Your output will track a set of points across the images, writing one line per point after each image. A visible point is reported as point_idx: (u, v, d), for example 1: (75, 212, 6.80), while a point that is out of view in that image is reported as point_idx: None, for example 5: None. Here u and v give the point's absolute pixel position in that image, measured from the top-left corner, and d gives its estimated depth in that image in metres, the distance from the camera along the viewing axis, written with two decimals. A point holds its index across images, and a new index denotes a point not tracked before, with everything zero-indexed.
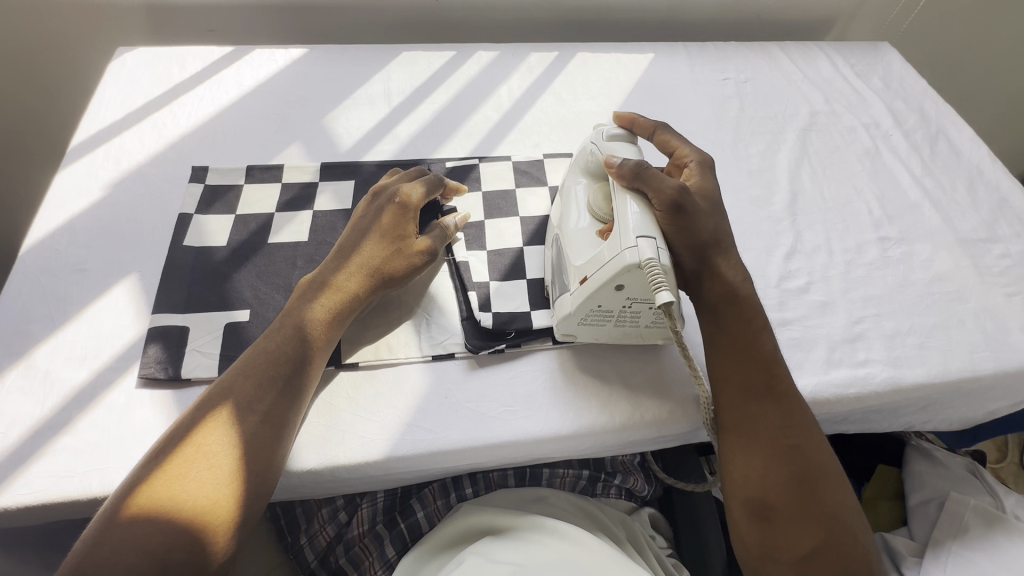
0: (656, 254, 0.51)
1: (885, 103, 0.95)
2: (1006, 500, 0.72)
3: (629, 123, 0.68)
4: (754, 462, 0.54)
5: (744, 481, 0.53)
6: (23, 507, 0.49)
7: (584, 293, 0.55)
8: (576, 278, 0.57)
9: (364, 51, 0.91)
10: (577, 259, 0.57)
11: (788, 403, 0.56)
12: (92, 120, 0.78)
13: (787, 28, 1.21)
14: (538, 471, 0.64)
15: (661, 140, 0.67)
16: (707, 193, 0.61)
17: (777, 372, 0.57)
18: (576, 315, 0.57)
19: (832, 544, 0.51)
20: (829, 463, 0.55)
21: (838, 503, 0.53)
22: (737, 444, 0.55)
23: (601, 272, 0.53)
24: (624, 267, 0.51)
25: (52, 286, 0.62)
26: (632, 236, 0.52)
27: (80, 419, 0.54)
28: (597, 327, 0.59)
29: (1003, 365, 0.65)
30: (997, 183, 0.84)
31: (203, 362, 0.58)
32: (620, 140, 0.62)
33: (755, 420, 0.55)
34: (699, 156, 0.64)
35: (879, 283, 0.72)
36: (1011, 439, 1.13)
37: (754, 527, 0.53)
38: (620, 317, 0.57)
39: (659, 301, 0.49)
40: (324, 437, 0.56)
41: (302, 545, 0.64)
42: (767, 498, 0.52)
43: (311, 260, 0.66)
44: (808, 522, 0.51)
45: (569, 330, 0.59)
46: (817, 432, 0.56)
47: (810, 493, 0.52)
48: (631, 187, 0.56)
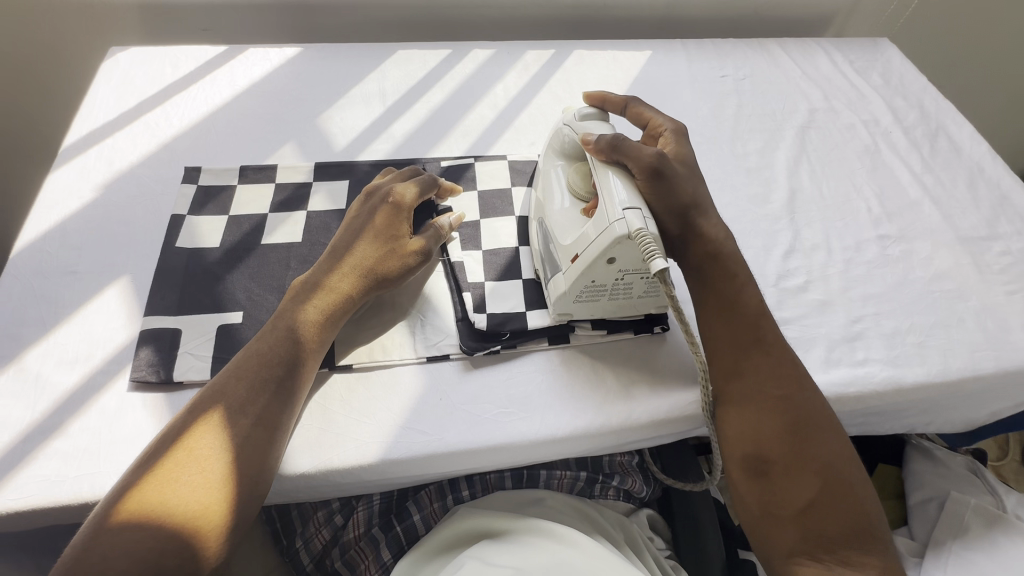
0: (644, 224, 0.51)
1: (885, 100, 0.94)
2: (1008, 499, 0.71)
3: (600, 102, 0.67)
4: (748, 418, 0.54)
5: (739, 440, 0.54)
6: (12, 513, 0.49)
7: (577, 271, 0.55)
8: (566, 257, 0.57)
9: (359, 50, 0.90)
10: (565, 237, 0.58)
11: (778, 355, 0.56)
12: (85, 121, 0.77)
13: (786, 25, 1.20)
14: (536, 472, 0.63)
15: (634, 113, 0.67)
16: (684, 158, 0.62)
17: (764, 326, 0.58)
18: (571, 293, 0.57)
19: (830, 495, 0.51)
20: (825, 413, 0.55)
21: (835, 454, 0.53)
22: (731, 403, 0.55)
23: (593, 248, 0.53)
24: (614, 240, 0.51)
25: (43, 289, 0.62)
26: (618, 207, 0.52)
27: (70, 423, 0.53)
28: (592, 302, 0.59)
29: (1005, 364, 0.65)
30: (997, 180, 0.84)
31: (195, 365, 0.57)
32: (592, 119, 0.62)
33: (747, 376, 0.55)
34: (673, 125, 0.65)
35: (878, 281, 0.71)
36: (1012, 436, 1.12)
37: (751, 484, 0.53)
38: (613, 291, 0.58)
39: (653, 268, 0.48)
40: (318, 439, 0.55)
41: (298, 548, 0.64)
42: (762, 453, 0.53)
43: (305, 261, 0.65)
44: (804, 474, 0.52)
45: (565, 308, 0.60)
46: (810, 383, 0.56)
47: (805, 445, 0.53)
48: (610, 160, 0.56)
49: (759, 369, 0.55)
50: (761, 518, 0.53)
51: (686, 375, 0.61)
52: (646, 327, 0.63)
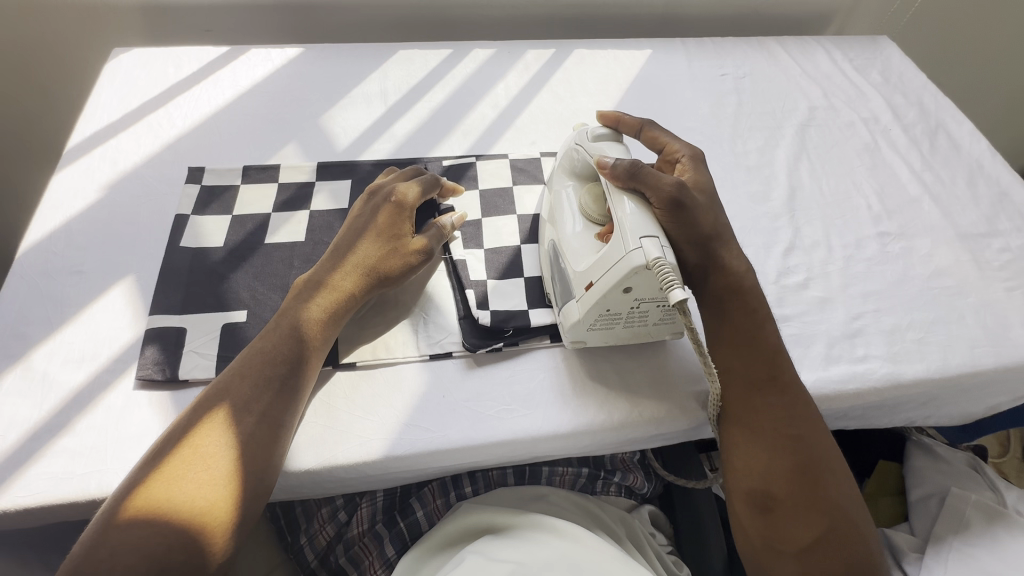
0: (662, 253, 0.50)
1: (884, 98, 0.94)
2: (1009, 494, 0.72)
3: (614, 123, 0.67)
4: (756, 454, 0.54)
5: (745, 475, 0.54)
6: (21, 510, 0.49)
7: (592, 300, 0.55)
8: (582, 284, 0.56)
9: (360, 50, 0.91)
10: (580, 264, 0.57)
11: (792, 394, 0.56)
12: (89, 121, 0.78)
13: (786, 23, 1.20)
14: (537, 469, 0.64)
15: (649, 137, 0.67)
16: (703, 186, 0.62)
17: (780, 363, 0.57)
18: (586, 321, 0.57)
19: (834, 534, 0.51)
20: (833, 454, 0.55)
21: (840, 494, 0.53)
22: (740, 438, 0.55)
23: (609, 276, 0.53)
24: (632, 270, 0.51)
25: (48, 288, 0.62)
26: (635, 237, 0.51)
27: (77, 420, 0.54)
28: (607, 329, 0.59)
29: (1004, 360, 0.65)
30: (997, 177, 0.84)
31: (200, 363, 0.58)
32: (605, 139, 0.62)
33: (759, 413, 0.55)
34: (690, 151, 0.65)
35: (877, 278, 0.72)
36: (1013, 433, 1.12)
37: (755, 520, 0.53)
38: (629, 318, 0.57)
39: (675, 299, 0.47)
40: (322, 437, 0.55)
41: (302, 545, 0.64)
42: (769, 490, 0.53)
43: (308, 260, 0.66)
44: (809, 512, 0.52)
45: (578, 336, 0.59)
46: (820, 424, 0.56)
47: (813, 485, 0.53)
48: (626, 188, 0.56)
49: (769, 409, 0.55)
50: (762, 552, 0.53)
51: (690, 373, 0.62)
52: None
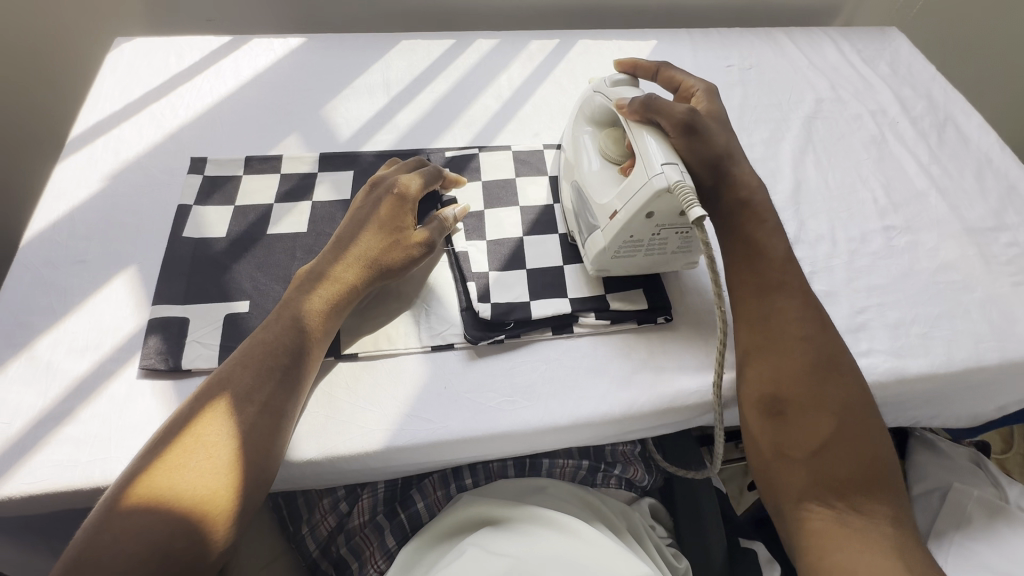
0: (682, 177, 0.52)
1: (892, 90, 0.93)
2: (1010, 491, 0.72)
3: (632, 68, 0.70)
4: (769, 360, 0.55)
5: (758, 380, 0.55)
6: (27, 497, 0.50)
7: (617, 226, 0.57)
8: (604, 214, 0.59)
9: (364, 40, 0.90)
10: (602, 197, 0.60)
11: (802, 298, 0.58)
12: (92, 111, 0.78)
13: (794, 14, 1.19)
14: (538, 462, 0.65)
15: (665, 77, 0.69)
16: (716, 115, 0.66)
17: (790, 272, 0.60)
18: (610, 248, 0.60)
19: (845, 437, 0.52)
20: (844, 358, 0.56)
21: (853, 399, 0.54)
22: (755, 342, 0.57)
23: (632, 202, 0.55)
24: (655, 194, 0.53)
25: (52, 278, 0.62)
26: (656, 163, 0.53)
27: (82, 409, 0.54)
28: (629, 256, 0.62)
29: (1009, 355, 0.65)
30: (1006, 171, 0.83)
31: (203, 353, 0.58)
32: (623, 85, 0.64)
33: (771, 320, 0.57)
34: (704, 86, 0.68)
35: (882, 272, 0.71)
36: (1017, 430, 1.12)
37: (766, 424, 0.54)
38: (649, 244, 0.60)
39: (694, 216, 0.49)
40: (324, 427, 0.56)
41: (304, 535, 0.65)
42: (781, 393, 0.54)
43: (310, 251, 0.66)
44: (820, 415, 0.53)
45: (603, 264, 0.62)
46: (832, 331, 0.57)
47: (824, 386, 0.54)
48: (643, 120, 0.58)
49: (779, 315, 0.57)
50: (773, 459, 0.54)
51: (687, 368, 0.61)
52: (650, 317, 0.64)
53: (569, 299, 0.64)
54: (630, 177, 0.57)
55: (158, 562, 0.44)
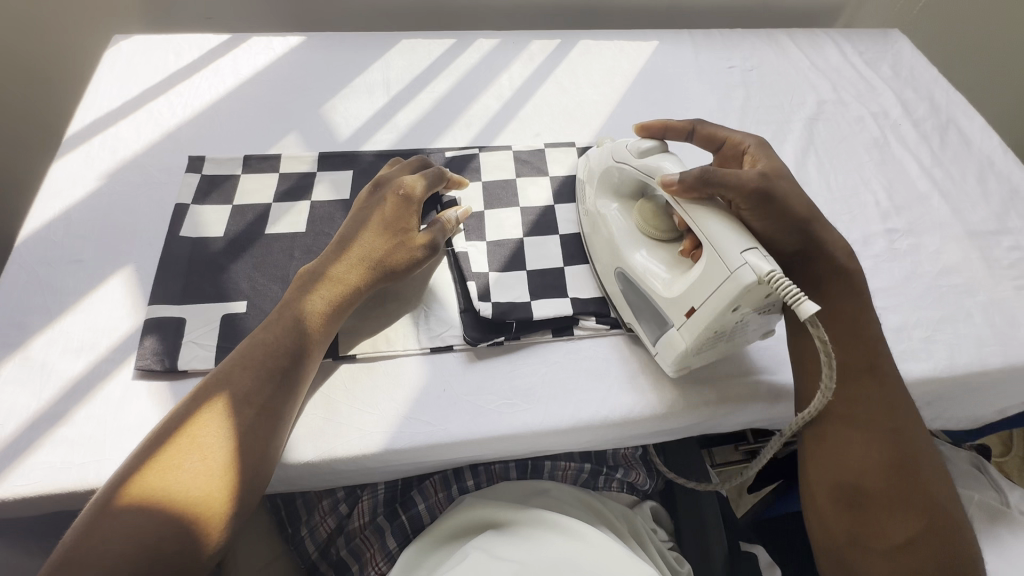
0: (770, 264, 0.48)
1: (895, 92, 0.93)
2: (1012, 494, 0.71)
3: (661, 130, 0.66)
4: (847, 448, 0.54)
5: (836, 468, 0.53)
6: (20, 499, 0.49)
7: (699, 325, 0.52)
8: (679, 311, 0.53)
9: (364, 39, 0.89)
10: (674, 290, 0.54)
11: (890, 387, 0.55)
12: (89, 109, 0.77)
13: (794, 15, 1.18)
14: (540, 463, 0.64)
15: (703, 136, 0.66)
16: (779, 171, 0.61)
17: (878, 354, 0.57)
18: (694, 347, 0.54)
19: (930, 533, 0.51)
20: (927, 445, 0.54)
21: (936, 490, 0.53)
22: (832, 428, 0.55)
23: (715, 299, 0.50)
24: (744, 289, 0.48)
25: (47, 277, 0.62)
26: (735, 252, 0.49)
27: (76, 410, 0.54)
28: (709, 349, 0.56)
29: (1011, 359, 0.64)
30: (1008, 174, 0.83)
31: (199, 354, 0.57)
32: (655, 151, 0.60)
33: (854, 407, 0.55)
34: (751, 139, 0.65)
35: (885, 275, 0.71)
36: (1016, 433, 1.12)
37: (841, 514, 0.53)
38: (729, 334, 0.55)
39: (806, 313, 0.44)
40: (321, 429, 0.55)
41: (303, 537, 0.64)
42: (859, 484, 0.52)
43: (309, 251, 0.65)
44: (903, 510, 0.51)
45: (684, 362, 0.56)
46: (915, 415, 0.55)
47: (907, 478, 0.52)
48: (702, 199, 0.53)
49: (865, 401, 0.55)
50: (847, 549, 0.53)
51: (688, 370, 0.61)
52: None
53: (570, 299, 0.64)
54: (702, 267, 0.52)
55: (148, 563, 0.43)
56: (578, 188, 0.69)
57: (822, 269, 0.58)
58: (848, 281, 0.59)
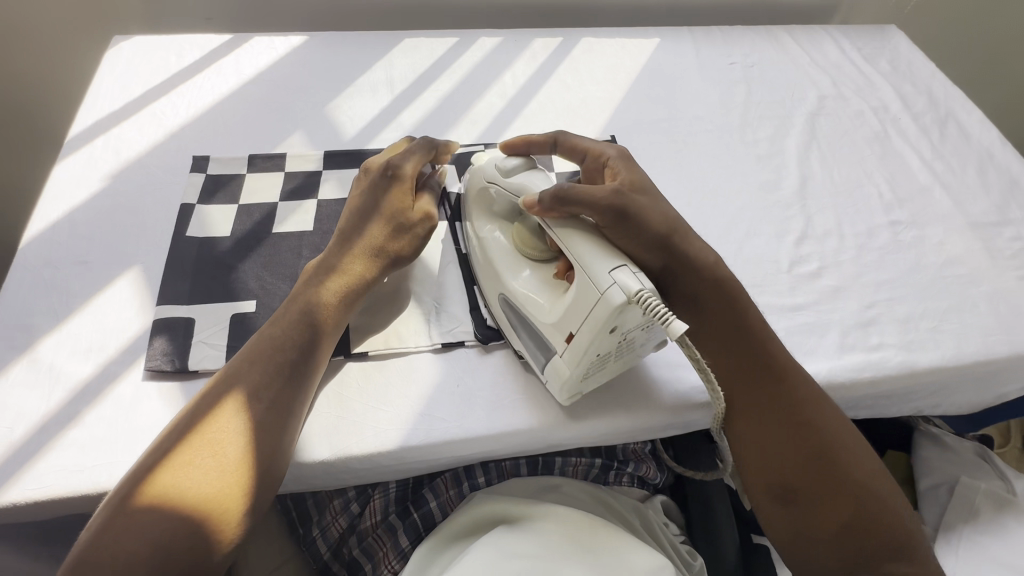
0: (639, 282, 0.47)
1: (893, 87, 0.93)
2: (1017, 482, 0.72)
3: (524, 147, 0.63)
4: (766, 449, 0.53)
5: (761, 469, 0.53)
6: (32, 502, 0.48)
7: (577, 350, 0.50)
8: (559, 336, 0.52)
9: (366, 38, 0.89)
10: (550, 316, 0.53)
11: (792, 380, 0.55)
12: (91, 109, 0.76)
13: (792, 12, 1.19)
14: (551, 459, 0.63)
15: (566, 149, 0.63)
16: (641, 184, 0.59)
17: (773, 352, 0.56)
18: (577, 374, 0.52)
19: (862, 515, 0.51)
20: (844, 428, 0.54)
21: (861, 472, 0.52)
22: (747, 431, 0.54)
23: (588, 321, 0.49)
24: (614, 310, 0.46)
25: (52, 279, 0.61)
26: (603, 272, 0.48)
27: (87, 412, 0.53)
28: (597, 373, 0.54)
29: (1017, 348, 0.65)
30: (1008, 166, 0.84)
31: (210, 354, 0.57)
32: (519, 171, 0.59)
33: (760, 408, 0.54)
34: (615, 150, 0.61)
35: (890, 267, 0.71)
36: (1014, 423, 1.14)
37: (777, 510, 0.53)
38: (618, 353, 0.53)
39: (676, 332, 0.44)
40: (335, 427, 0.55)
41: (314, 537, 0.63)
42: (786, 481, 0.52)
43: (317, 250, 0.65)
44: (833, 499, 0.51)
45: (573, 390, 0.54)
46: (825, 403, 0.55)
47: (830, 466, 0.52)
48: (564, 216, 0.52)
49: (774, 400, 0.54)
50: (791, 543, 0.52)
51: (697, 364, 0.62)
52: None
53: None
54: (574, 291, 0.50)
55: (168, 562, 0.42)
56: (464, 207, 0.68)
57: (691, 279, 0.57)
58: (720, 289, 0.57)
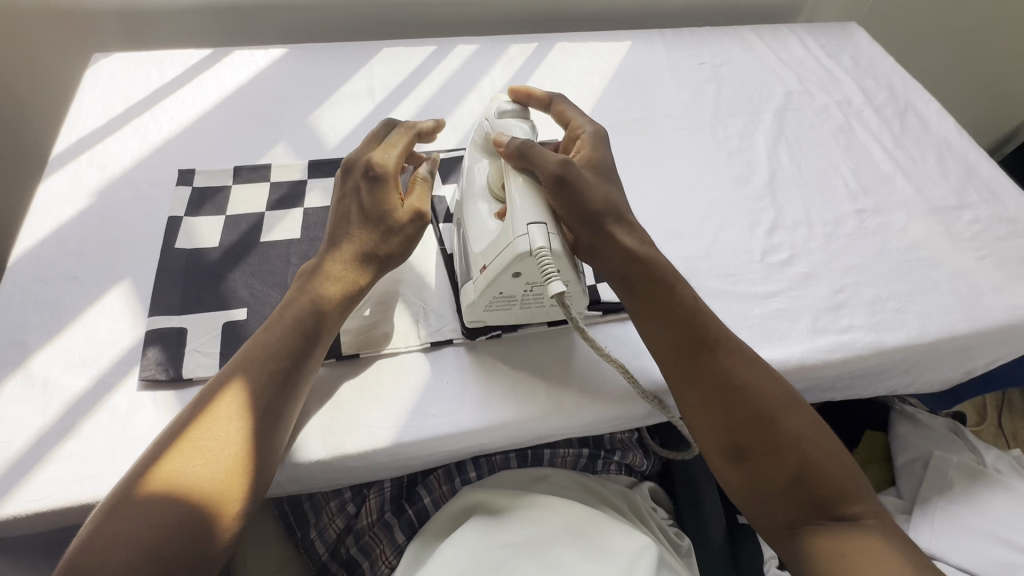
0: (547, 241, 0.52)
1: (855, 81, 0.98)
2: (986, 454, 0.76)
3: (525, 97, 0.68)
4: (712, 411, 0.54)
5: (712, 432, 0.54)
6: (31, 514, 0.49)
7: (485, 282, 0.56)
8: (477, 267, 0.58)
9: (345, 49, 0.91)
10: (477, 246, 0.58)
11: (729, 346, 0.56)
12: (74, 127, 0.77)
13: (759, 13, 1.24)
14: (540, 452, 0.66)
15: (557, 112, 0.67)
16: (596, 163, 0.61)
17: (708, 323, 0.57)
18: (480, 303, 0.58)
19: (809, 465, 0.51)
20: (777, 383, 0.55)
21: (801, 425, 0.53)
22: (693, 397, 0.55)
23: (497, 260, 0.54)
24: (516, 256, 0.52)
25: (42, 295, 0.62)
26: (522, 222, 0.53)
27: (83, 424, 0.54)
28: (504, 311, 0.60)
29: (977, 324, 0.68)
30: (965, 153, 0.88)
31: (203, 362, 0.58)
32: (511, 116, 0.64)
33: (705, 374, 0.55)
34: (591, 129, 0.65)
35: (857, 252, 0.75)
36: (988, 401, 1.18)
37: (733, 470, 0.53)
38: (524, 300, 0.58)
39: (551, 291, 0.50)
40: (329, 428, 0.56)
41: (313, 539, 0.64)
42: (736, 440, 0.53)
43: (305, 256, 0.66)
44: (781, 453, 0.52)
45: (477, 315, 0.60)
46: (760, 362, 0.56)
47: (772, 422, 0.53)
48: (520, 167, 0.57)
49: (709, 372, 0.55)
50: (750, 499, 0.52)
51: None
52: None
53: None
54: (499, 231, 0.56)
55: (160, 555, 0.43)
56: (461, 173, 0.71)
57: (616, 250, 0.57)
58: (655, 268, 0.58)
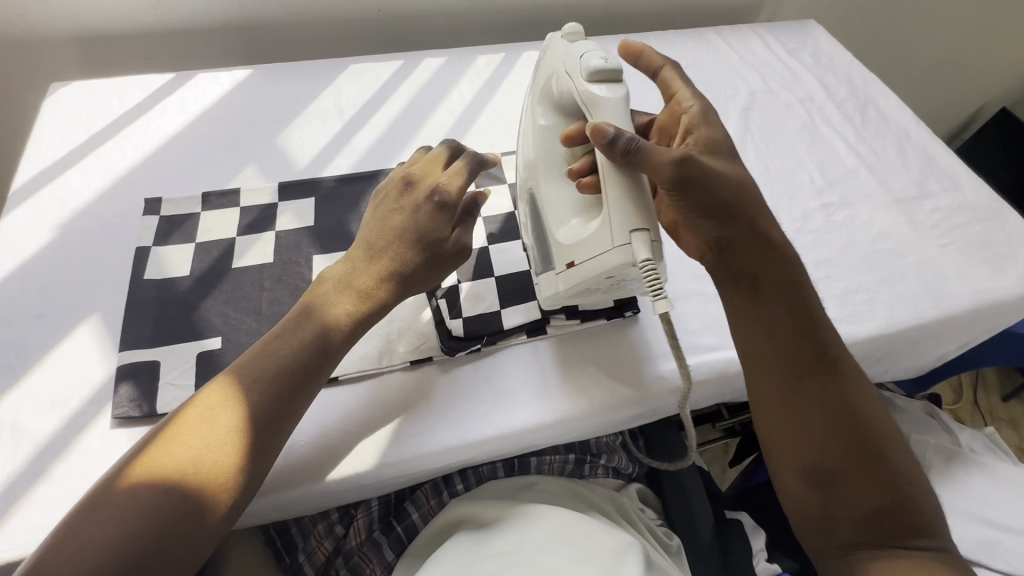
0: (650, 253, 0.48)
1: (816, 78, 1.00)
2: (961, 434, 0.79)
3: (636, 56, 0.66)
4: (800, 428, 0.52)
5: (799, 451, 0.52)
6: (3, 565, 0.48)
7: (574, 278, 0.54)
8: (564, 260, 0.56)
9: (311, 68, 0.91)
10: (563, 237, 0.55)
11: (844, 372, 0.54)
12: (34, 159, 0.75)
13: (721, 13, 1.26)
14: (526, 461, 0.66)
15: (662, 80, 0.64)
16: (710, 145, 0.58)
17: (827, 341, 0.55)
18: (564, 292, 0.58)
19: (896, 502, 0.50)
20: (882, 416, 0.54)
21: (897, 460, 0.52)
22: (785, 412, 0.53)
23: (591, 263, 0.52)
24: (618, 266, 0.49)
25: (7, 337, 0.60)
26: (623, 232, 0.49)
27: (55, 467, 0.53)
28: (583, 295, 0.60)
29: (943, 311, 0.70)
30: (923, 144, 0.91)
31: (178, 395, 0.57)
32: (605, 77, 0.53)
33: (808, 393, 0.53)
34: (699, 104, 0.61)
35: (826, 246, 0.77)
36: (964, 379, 1.22)
37: (813, 491, 0.52)
38: (607, 288, 0.58)
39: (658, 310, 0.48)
40: (311, 454, 0.56)
41: (301, 564, 0.63)
42: (824, 462, 0.51)
43: (279, 280, 0.66)
44: (870, 484, 0.51)
45: (557, 298, 0.60)
46: (869, 390, 0.55)
47: (867, 452, 0.52)
48: (615, 163, 0.50)
49: (817, 390, 0.53)
50: (819, 523, 0.52)
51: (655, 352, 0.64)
52: (617, 311, 0.66)
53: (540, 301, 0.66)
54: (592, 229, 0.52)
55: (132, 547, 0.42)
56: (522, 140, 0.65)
57: (742, 237, 0.55)
58: (782, 269, 0.55)
